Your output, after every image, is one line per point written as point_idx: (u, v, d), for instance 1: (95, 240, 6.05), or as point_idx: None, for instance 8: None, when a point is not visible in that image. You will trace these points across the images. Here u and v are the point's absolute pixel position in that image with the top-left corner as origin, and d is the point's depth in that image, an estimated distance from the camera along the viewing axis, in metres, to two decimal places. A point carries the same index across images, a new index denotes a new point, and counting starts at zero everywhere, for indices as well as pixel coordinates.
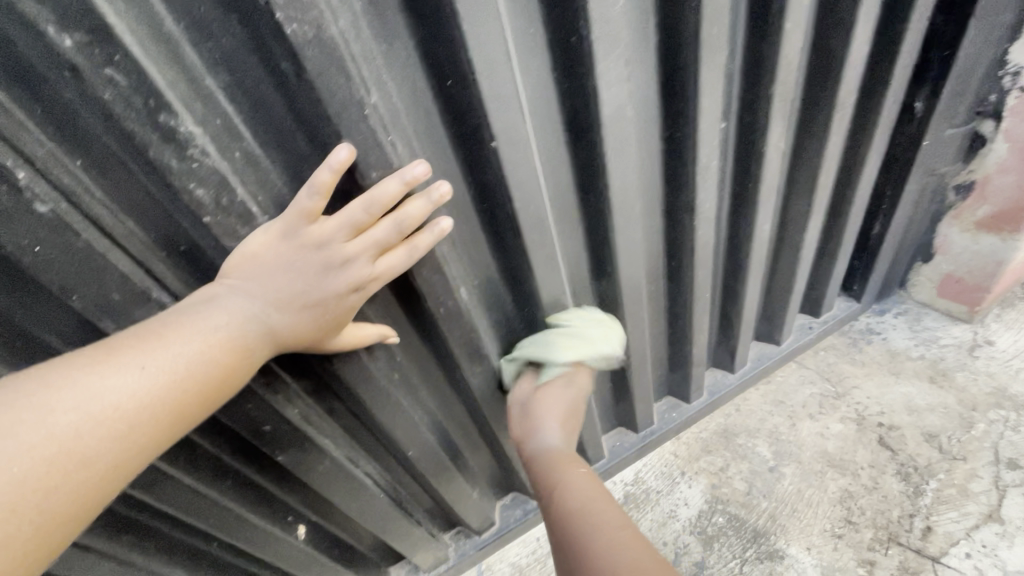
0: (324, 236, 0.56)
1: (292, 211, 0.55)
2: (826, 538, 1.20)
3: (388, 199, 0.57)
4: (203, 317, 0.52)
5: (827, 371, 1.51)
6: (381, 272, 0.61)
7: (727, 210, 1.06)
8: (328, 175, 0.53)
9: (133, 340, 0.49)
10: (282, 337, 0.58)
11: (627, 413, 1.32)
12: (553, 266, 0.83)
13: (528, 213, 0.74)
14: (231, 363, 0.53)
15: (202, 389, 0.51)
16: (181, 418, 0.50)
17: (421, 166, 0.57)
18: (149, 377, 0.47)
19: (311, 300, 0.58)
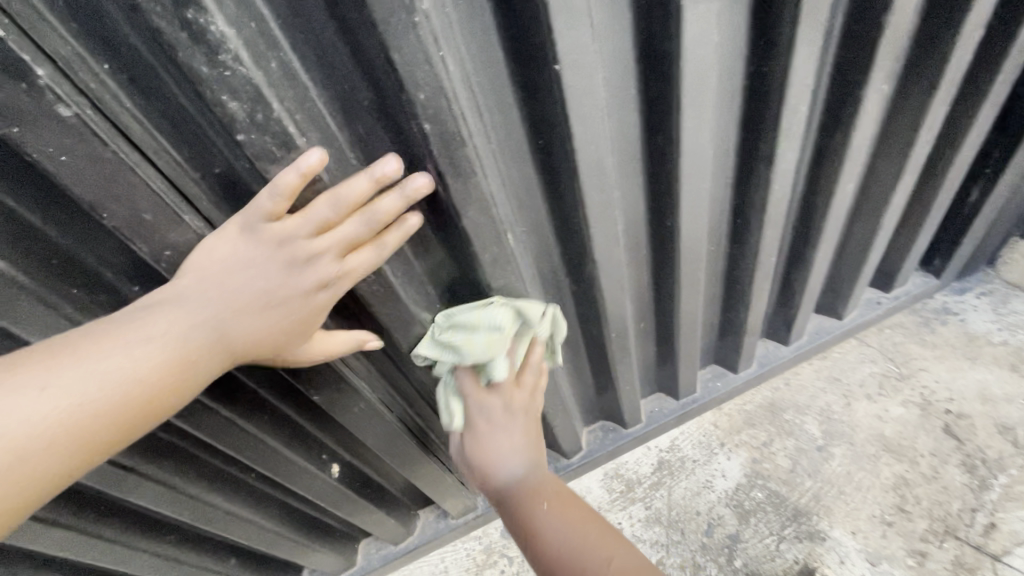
0: (280, 234, 0.52)
1: (250, 209, 0.52)
2: (874, 524, 1.14)
3: (356, 196, 0.53)
4: (130, 327, 0.47)
5: (892, 351, 1.40)
6: (349, 270, 0.57)
7: (807, 165, 0.95)
8: (295, 177, 0.50)
9: (48, 353, 0.44)
10: (236, 341, 0.52)
11: (669, 379, 1.26)
12: (610, 216, 0.76)
13: (588, 152, 0.66)
14: (157, 381, 0.47)
15: (118, 412, 0.45)
16: (100, 444, 0.45)
17: (391, 163, 0.54)
18: (56, 398, 0.42)
19: (271, 299, 0.53)
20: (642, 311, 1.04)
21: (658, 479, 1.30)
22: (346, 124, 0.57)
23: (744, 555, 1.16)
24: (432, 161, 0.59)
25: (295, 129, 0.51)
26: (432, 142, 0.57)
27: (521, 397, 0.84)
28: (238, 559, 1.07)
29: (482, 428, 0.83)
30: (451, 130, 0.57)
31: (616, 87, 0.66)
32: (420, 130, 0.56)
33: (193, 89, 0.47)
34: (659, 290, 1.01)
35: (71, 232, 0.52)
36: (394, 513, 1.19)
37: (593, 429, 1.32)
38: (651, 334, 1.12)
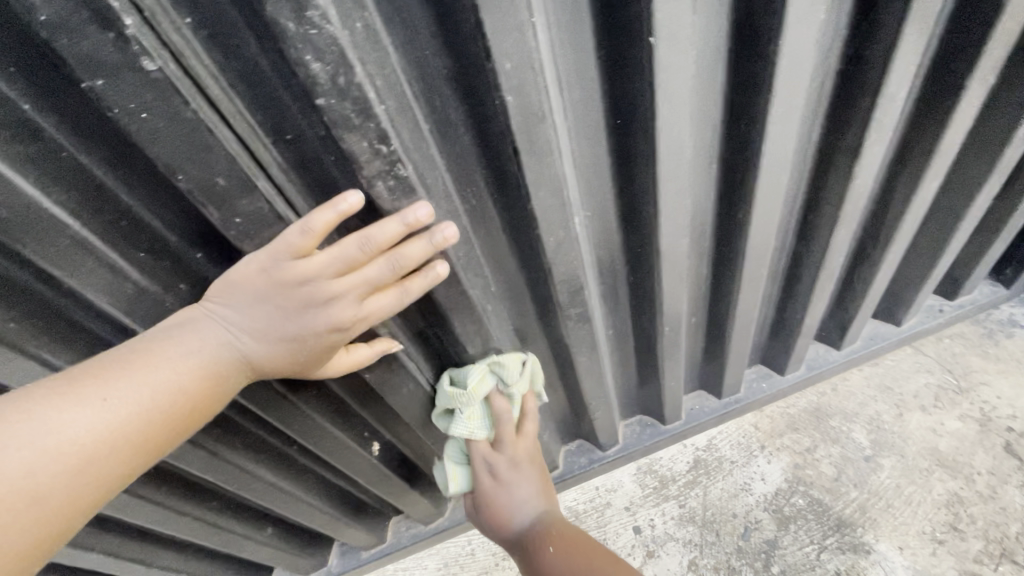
0: (307, 272, 0.51)
1: (278, 243, 0.51)
2: (923, 541, 1.10)
3: (387, 239, 0.53)
4: (174, 347, 0.51)
5: (950, 361, 1.33)
6: (369, 311, 0.57)
7: (888, 161, 0.89)
8: (332, 216, 0.49)
9: (102, 369, 0.47)
10: (258, 366, 0.56)
11: (713, 377, 1.22)
12: (682, 205, 0.72)
13: (670, 134, 0.62)
14: (197, 395, 0.52)
15: (167, 421, 0.49)
16: (143, 455, 0.49)
17: (424, 209, 0.53)
18: (112, 411, 0.46)
19: (294, 333, 0.55)
20: (696, 306, 1.00)
21: (693, 478, 1.27)
22: (424, 93, 0.54)
23: (782, 561, 1.12)
24: (510, 136, 0.56)
25: (376, 95, 0.48)
26: (512, 116, 0.54)
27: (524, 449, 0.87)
28: (273, 527, 1.09)
29: (489, 483, 0.88)
30: (534, 104, 0.54)
31: (706, 65, 0.62)
32: (501, 103, 0.52)
33: (277, 48, 0.44)
34: (716, 285, 0.97)
35: (147, 200, 0.52)
36: (427, 494, 1.19)
37: (631, 423, 1.29)
38: (701, 330, 1.08)
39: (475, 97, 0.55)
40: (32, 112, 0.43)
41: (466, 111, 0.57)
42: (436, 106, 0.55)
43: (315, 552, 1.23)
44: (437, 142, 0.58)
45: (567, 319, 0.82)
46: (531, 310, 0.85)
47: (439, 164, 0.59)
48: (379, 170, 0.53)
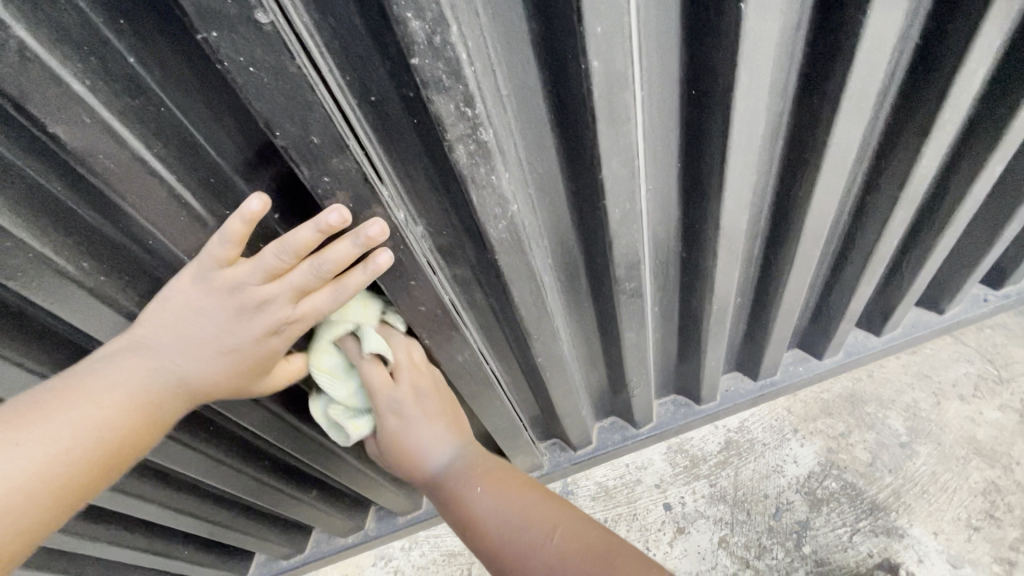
0: (233, 282, 0.55)
1: (201, 256, 0.54)
2: (959, 527, 1.10)
3: (301, 246, 0.53)
4: (104, 379, 0.53)
5: (991, 352, 1.32)
6: (303, 313, 0.61)
7: (953, 141, 0.87)
8: (240, 225, 0.50)
9: (23, 410, 0.49)
10: (192, 387, 0.59)
11: (751, 359, 1.22)
12: (745, 181, 0.72)
13: (747, 105, 0.61)
14: (129, 424, 0.54)
15: (98, 453, 0.52)
16: (78, 490, 0.51)
17: (335, 214, 0.51)
18: (39, 449, 0.48)
19: (226, 346, 0.59)
20: (743, 286, 1.00)
21: (724, 458, 1.28)
22: (507, 58, 0.54)
23: (813, 542, 1.14)
24: (591, 104, 0.55)
25: (467, 57, 0.48)
26: (596, 82, 0.53)
27: (406, 377, 0.77)
28: (317, 490, 1.13)
29: (393, 421, 0.79)
30: (618, 71, 0.53)
31: (789, 36, 0.60)
32: (586, 68, 0.52)
33: (378, 7, 0.45)
34: (765, 266, 0.96)
35: (237, 160, 0.53)
36: None
37: (664, 402, 1.30)
38: (744, 310, 1.08)
39: (557, 63, 0.55)
40: (138, 67, 0.45)
41: (546, 78, 0.57)
42: (517, 71, 0.55)
43: (353, 515, 1.28)
44: (515, 107, 0.58)
45: (619, 293, 0.83)
46: (583, 283, 0.86)
47: (515, 130, 0.59)
48: (462, 133, 0.53)
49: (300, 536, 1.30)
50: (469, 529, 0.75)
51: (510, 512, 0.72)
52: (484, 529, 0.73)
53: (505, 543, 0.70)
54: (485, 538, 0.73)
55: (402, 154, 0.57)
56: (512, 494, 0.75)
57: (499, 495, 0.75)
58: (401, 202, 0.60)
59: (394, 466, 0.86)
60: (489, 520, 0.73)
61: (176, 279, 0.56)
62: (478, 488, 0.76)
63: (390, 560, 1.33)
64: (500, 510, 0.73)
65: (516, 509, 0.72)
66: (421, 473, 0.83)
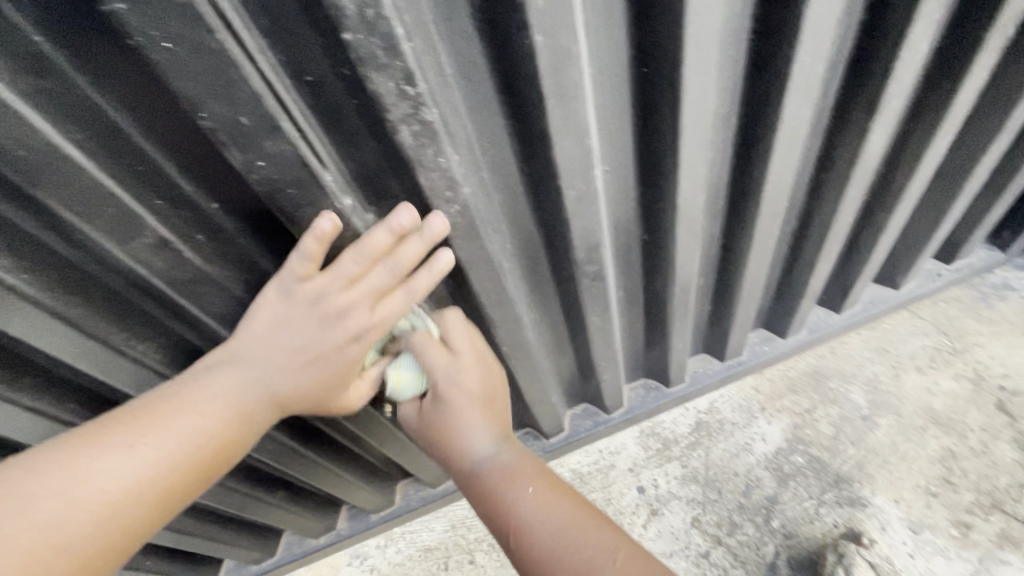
0: (316, 293, 0.57)
1: (285, 273, 0.57)
2: (918, 494, 1.13)
3: (377, 249, 0.56)
4: (202, 388, 0.56)
5: (945, 324, 1.36)
6: (382, 319, 0.61)
7: (902, 118, 0.88)
8: (315, 242, 0.54)
9: (135, 418, 0.53)
10: (282, 399, 0.60)
11: (718, 340, 1.23)
12: (701, 160, 0.72)
13: (697, 81, 0.61)
14: (223, 434, 0.56)
15: (192, 462, 0.54)
16: (173, 498, 0.53)
17: (405, 213, 0.57)
18: (141, 456, 0.51)
19: (312, 355, 0.59)
20: (705, 267, 1.01)
21: (695, 439, 1.30)
22: (449, 35, 0.52)
23: (782, 516, 1.16)
24: (537, 81, 0.54)
25: (404, 32, 0.46)
26: (541, 58, 0.52)
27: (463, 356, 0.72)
28: (284, 492, 1.10)
29: (450, 397, 0.72)
30: (563, 46, 0.52)
31: (736, 11, 0.60)
32: (530, 43, 0.51)
33: None
34: (726, 246, 0.97)
35: (167, 146, 0.50)
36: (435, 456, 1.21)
37: (635, 386, 1.31)
38: (709, 292, 1.09)
39: (502, 40, 0.53)
40: (42, 44, 0.41)
41: (492, 56, 0.55)
42: (461, 49, 0.54)
43: (325, 516, 1.25)
44: (461, 87, 0.56)
45: (581, 277, 0.82)
46: (545, 268, 0.85)
47: (462, 111, 0.58)
48: (404, 113, 0.52)
49: (270, 540, 1.27)
50: (510, 530, 0.68)
51: (561, 513, 0.66)
52: (525, 529, 0.66)
53: (554, 546, 0.64)
54: (530, 542, 0.65)
55: (345, 137, 0.55)
56: (563, 506, 0.67)
57: (548, 496, 0.69)
58: (347, 186, 0.58)
59: (438, 455, 0.78)
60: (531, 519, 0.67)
61: (264, 293, 0.59)
62: (528, 488, 0.70)
63: (366, 559, 1.31)
64: (548, 520, 0.66)
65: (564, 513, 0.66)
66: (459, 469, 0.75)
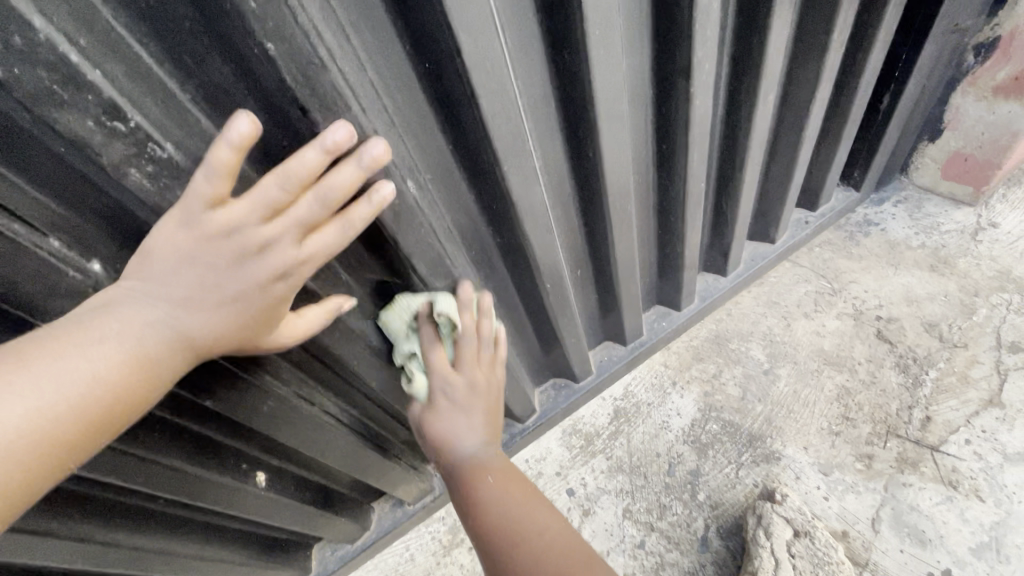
0: (227, 223, 0.47)
1: (184, 199, 0.46)
2: (823, 436, 1.16)
3: (305, 172, 0.47)
4: (90, 330, 0.46)
5: (823, 268, 1.41)
6: (312, 252, 0.53)
7: (726, 78, 0.90)
8: (227, 153, 0.43)
9: (1, 361, 0.42)
10: (195, 345, 0.51)
11: (614, 326, 1.21)
12: (525, 151, 0.68)
13: (484, 70, 0.57)
14: (121, 382, 0.47)
15: (81, 414, 0.45)
16: (52, 456, 0.44)
17: (341, 129, 0.48)
18: (7, 405, 0.41)
19: (231, 295, 0.51)
20: (576, 257, 0.98)
21: (615, 428, 1.27)
22: (166, 54, 0.44)
23: (706, 487, 1.15)
24: (291, 93, 0.48)
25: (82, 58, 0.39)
26: (283, 68, 0.46)
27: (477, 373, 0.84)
28: None
29: (444, 406, 0.85)
30: (306, 53, 0.46)
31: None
32: (263, 52, 0.44)
33: None
34: (591, 232, 0.95)
35: None
36: (345, 511, 1.11)
37: (545, 389, 1.27)
38: (590, 281, 1.06)
39: (234, 53, 0.46)
40: None
41: (234, 73, 0.47)
42: (190, 68, 0.46)
43: None
44: (209, 114, 0.49)
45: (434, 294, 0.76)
46: None
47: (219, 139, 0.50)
48: (125, 154, 0.44)
49: None
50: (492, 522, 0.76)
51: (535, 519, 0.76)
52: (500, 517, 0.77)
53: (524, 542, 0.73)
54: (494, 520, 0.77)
55: (73, 192, 0.46)
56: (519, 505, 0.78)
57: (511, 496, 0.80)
58: (99, 248, 0.50)
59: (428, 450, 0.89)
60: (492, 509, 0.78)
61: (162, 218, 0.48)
62: (491, 479, 0.83)
63: None
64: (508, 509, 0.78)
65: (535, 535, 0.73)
66: (445, 458, 0.86)
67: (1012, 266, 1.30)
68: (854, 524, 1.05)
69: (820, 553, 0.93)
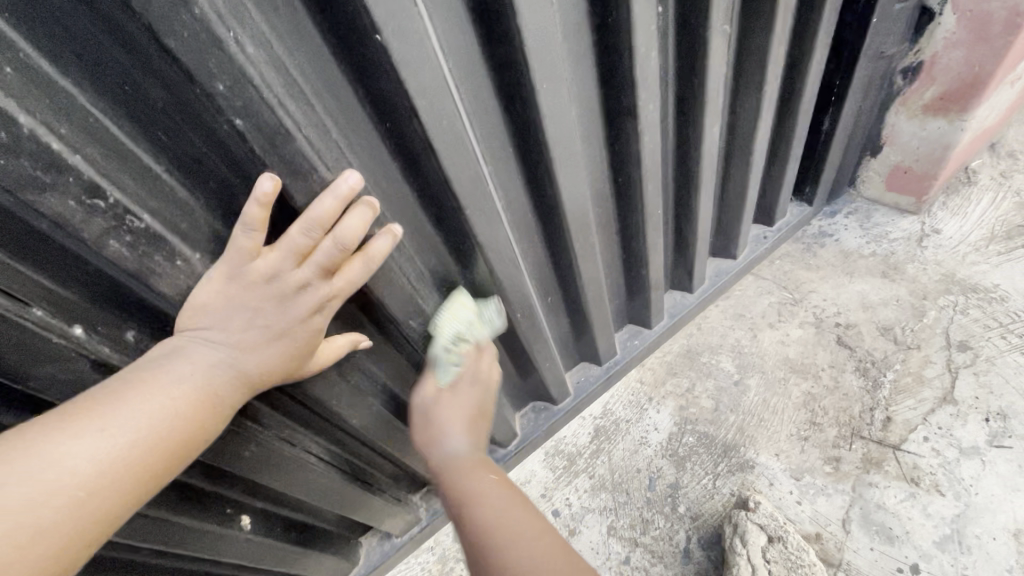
0: (270, 270, 0.55)
1: (230, 252, 0.54)
2: (792, 442, 1.21)
3: (325, 219, 0.55)
4: (167, 371, 0.54)
5: (784, 279, 1.48)
6: (341, 287, 0.60)
7: (673, 113, 0.96)
8: (256, 209, 0.51)
9: (98, 403, 0.51)
10: (252, 377, 0.60)
11: (588, 347, 1.25)
12: (486, 194, 0.72)
13: (441, 127, 0.61)
14: (197, 413, 0.56)
15: (170, 441, 0.54)
16: (147, 477, 0.53)
17: (350, 177, 0.56)
18: (111, 438, 0.50)
19: (280, 332, 0.59)
20: (545, 285, 1.03)
21: (596, 447, 1.30)
22: (141, 133, 0.48)
23: (686, 500, 1.19)
24: (260, 160, 0.52)
25: (63, 145, 0.43)
26: (252, 139, 0.50)
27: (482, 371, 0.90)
28: None
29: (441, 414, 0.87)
30: (273, 125, 0.50)
31: (462, 55, 0.62)
32: (232, 127, 0.49)
33: None
34: (558, 261, 0.99)
35: None
36: (331, 548, 1.11)
37: (525, 412, 1.30)
38: (560, 306, 1.11)
39: (205, 127, 0.50)
40: None
41: (205, 143, 0.51)
42: (165, 142, 0.50)
43: None
44: (184, 182, 0.52)
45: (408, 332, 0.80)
46: (376, 333, 0.81)
47: (194, 204, 0.54)
48: (105, 227, 0.47)
49: None
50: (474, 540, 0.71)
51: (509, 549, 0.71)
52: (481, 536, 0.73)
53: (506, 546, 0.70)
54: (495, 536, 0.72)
55: (54, 263, 0.49)
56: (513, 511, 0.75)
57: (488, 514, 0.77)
58: (80, 313, 0.52)
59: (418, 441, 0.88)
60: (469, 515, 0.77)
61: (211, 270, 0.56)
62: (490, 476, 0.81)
63: None
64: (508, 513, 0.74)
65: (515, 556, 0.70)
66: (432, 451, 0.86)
67: (956, 269, 1.38)
68: (826, 525, 1.09)
69: (793, 557, 0.97)
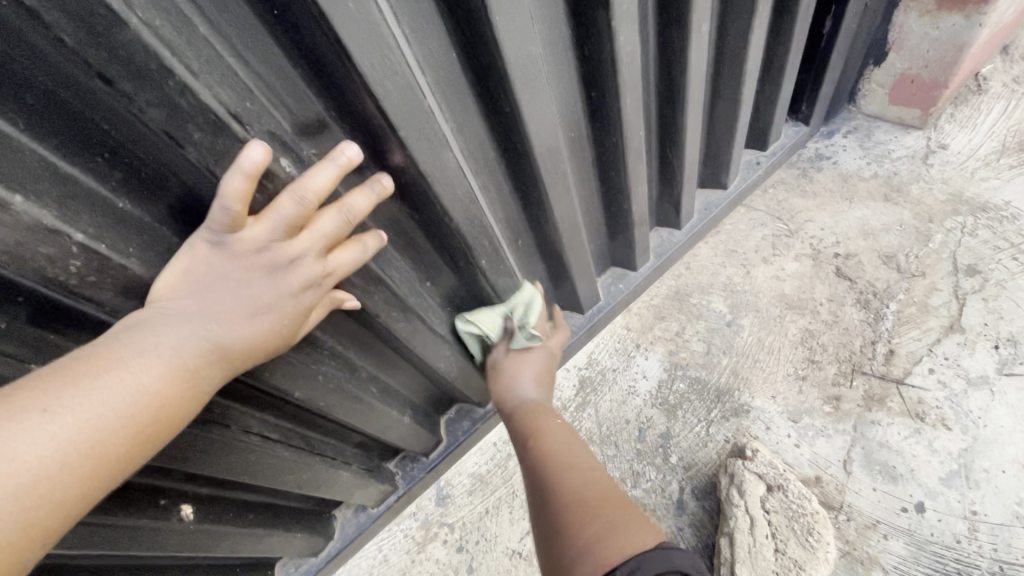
0: (258, 240, 0.49)
1: (210, 224, 0.48)
2: (790, 383, 1.13)
3: (323, 192, 0.51)
4: (130, 343, 0.46)
5: (777, 209, 1.36)
6: (335, 266, 0.56)
7: (653, 11, 0.81)
8: (241, 181, 0.45)
9: (47, 378, 0.42)
10: (232, 353, 0.51)
11: (569, 295, 1.13)
12: (424, 111, 0.58)
13: (347, 14, 0.46)
14: (168, 391, 0.47)
15: (134, 423, 0.45)
16: (108, 466, 0.43)
17: (350, 147, 0.52)
18: (63, 418, 0.41)
19: (264, 304, 0.52)
20: (514, 226, 0.90)
21: (582, 400, 1.21)
22: None
23: (678, 449, 1.11)
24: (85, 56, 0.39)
25: None
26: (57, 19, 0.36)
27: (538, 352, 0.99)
28: None
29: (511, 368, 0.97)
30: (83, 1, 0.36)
31: None
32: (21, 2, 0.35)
33: None
34: (527, 198, 0.86)
35: None
36: (300, 525, 1.03)
37: None
38: (534, 249, 0.98)
39: None
40: None
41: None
42: None
43: None
44: None
45: (345, 286, 0.67)
46: None
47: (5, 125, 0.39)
48: None
49: None
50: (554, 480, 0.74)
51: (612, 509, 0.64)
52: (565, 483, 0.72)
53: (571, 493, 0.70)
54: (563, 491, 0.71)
55: None
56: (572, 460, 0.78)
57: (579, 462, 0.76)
58: None
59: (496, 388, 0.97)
60: (554, 449, 0.81)
61: (190, 242, 0.50)
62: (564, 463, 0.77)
63: None
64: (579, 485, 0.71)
65: (639, 521, 0.62)
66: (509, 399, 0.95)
67: (964, 187, 1.27)
68: (826, 468, 1.03)
69: (793, 505, 0.91)
